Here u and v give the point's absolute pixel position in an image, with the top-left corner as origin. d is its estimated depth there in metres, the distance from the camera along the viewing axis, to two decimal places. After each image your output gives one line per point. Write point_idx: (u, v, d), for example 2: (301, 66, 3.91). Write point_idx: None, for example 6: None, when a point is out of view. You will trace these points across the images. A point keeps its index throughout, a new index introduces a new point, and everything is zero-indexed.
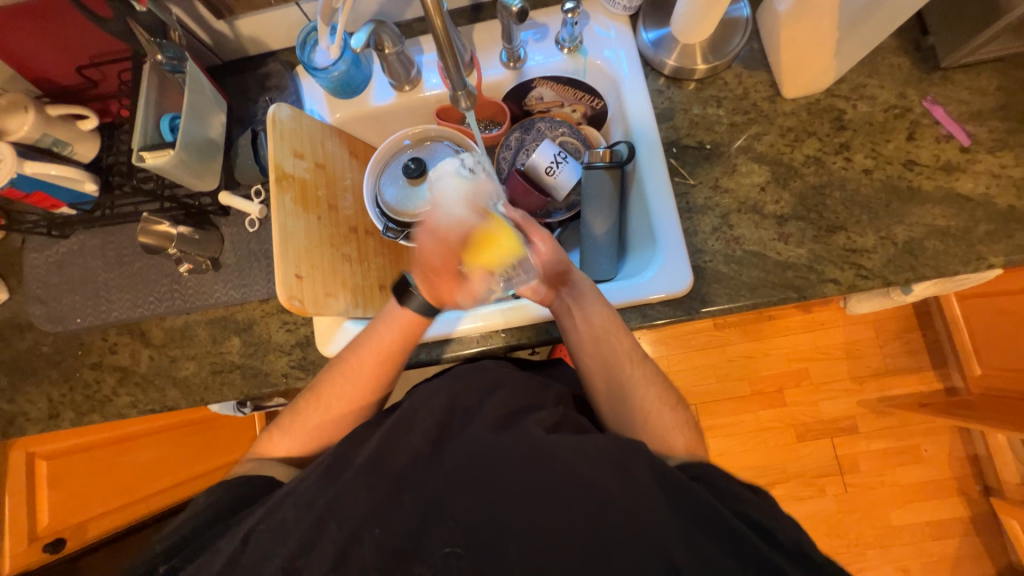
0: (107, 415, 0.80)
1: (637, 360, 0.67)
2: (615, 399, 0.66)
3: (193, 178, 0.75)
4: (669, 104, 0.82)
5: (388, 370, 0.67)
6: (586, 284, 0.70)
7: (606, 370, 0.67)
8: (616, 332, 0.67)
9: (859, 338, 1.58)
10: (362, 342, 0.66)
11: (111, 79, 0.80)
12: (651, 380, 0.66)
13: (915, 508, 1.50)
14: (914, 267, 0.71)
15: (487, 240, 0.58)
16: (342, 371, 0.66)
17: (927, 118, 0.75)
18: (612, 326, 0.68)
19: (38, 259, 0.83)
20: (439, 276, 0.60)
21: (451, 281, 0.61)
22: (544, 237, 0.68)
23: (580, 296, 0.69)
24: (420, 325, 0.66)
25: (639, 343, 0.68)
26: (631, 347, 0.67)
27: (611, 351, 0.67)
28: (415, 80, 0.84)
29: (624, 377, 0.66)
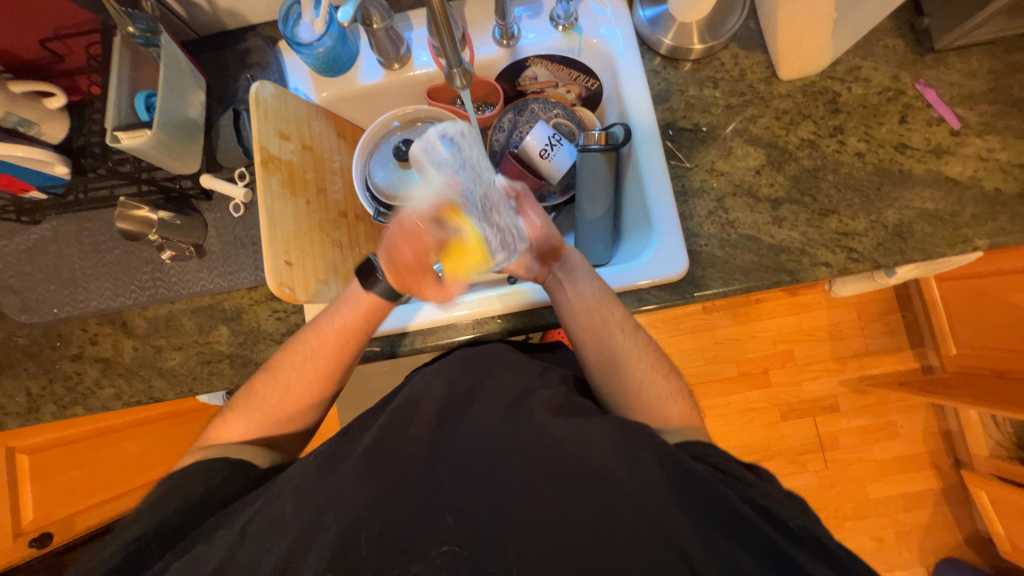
0: (90, 408, 0.78)
1: (628, 331, 0.67)
2: (609, 370, 0.66)
3: (172, 161, 0.71)
4: (666, 85, 0.81)
5: (350, 353, 0.65)
6: (577, 260, 0.71)
7: (599, 341, 0.66)
8: (608, 303, 0.68)
9: (842, 320, 1.62)
10: (322, 322, 0.65)
11: (79, 54, 0.76)
12: (643, 350, 0.66)
13: (890, 482, 1.57)
14: (902, 250, 0.72)
15: (460, 248, 0.55)
16: (300, 351, 0.64)
17: (919, 101, 0.76)
18: (603, 299, 0.68)
19: (8, 246, 0.79)
20: (410, 271, 0.59)
21: (422, 276, 0.60)
22: (539, 211, 0.67)
23: (572, 270, 0.70)
24: (385, 307, 0.66)
25: (629, 313, 0.68)
26: (622, 318, 0.67)
27: (602, 322, 0.67)
28: (404, 58, 0.81)
29: (617, 349, 0.66)
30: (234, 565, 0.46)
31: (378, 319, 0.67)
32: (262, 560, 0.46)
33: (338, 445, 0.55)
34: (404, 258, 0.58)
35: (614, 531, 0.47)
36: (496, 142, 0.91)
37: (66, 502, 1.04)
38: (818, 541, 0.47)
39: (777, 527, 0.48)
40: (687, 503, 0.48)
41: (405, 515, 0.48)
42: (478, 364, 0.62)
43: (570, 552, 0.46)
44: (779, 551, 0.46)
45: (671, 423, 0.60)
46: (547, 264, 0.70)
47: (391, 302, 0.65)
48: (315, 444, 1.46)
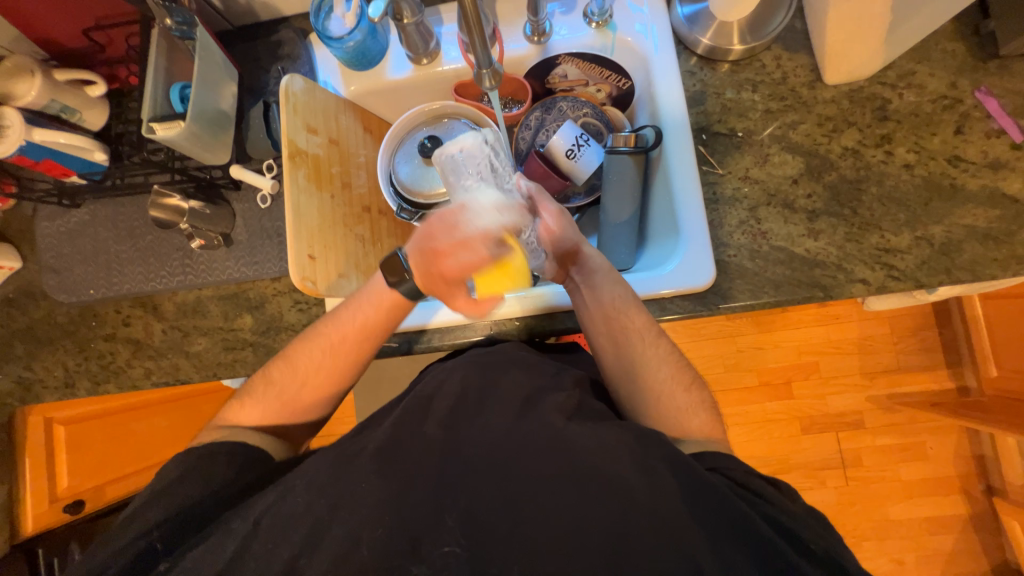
0: (121, 386, 0.81)
1: (651, 340, 0.65)
2: (629, 378, 0.65)
3: (203, 151, 0.73)
4: (701, 87, 0.78)
5: (370, 348, 0.66)
6: (597, 261, 0.68)
7: (619, 348, 0.65)
8: (628, 308, 0.66)
9: (874, 334, 1.55)
10: (345, 319, 0.65)
11: (119, 43, 0.77)
12: (666, 360, 0.65)
13: (915, 504, 1.51)
14: (948, 270, 0.68)
15: (506, 270, 0.53)
16: (320, 344, 0.65)
17: (978, 111, 0.71)
18: (624, 304, 0.66)
19: (50, 228, 0.82)
20: (443, 281, 0.55)
21: (453, 287, 0.56)
22: (553, 208, 0.66)
23: (591, 270, 0.68)
24: (403, 308, 0.64)
25: (650, 320, 0.66)
26: (644, 324, 0.66)
27: (622, 328, 0.65)
28: (433, 53, 0.80)
29: (637, 357, 0.65)
30: (246, 555, 0.47)
31: (391, 316, 0.65)
32: (272, 552, 0.47)
33: (351, 439, 0.55)
34: (444, 268, 0.54)
35: (626, 541, 0.45)
36: (522, 141, 0.90)
37: (97, 473, 1.10)
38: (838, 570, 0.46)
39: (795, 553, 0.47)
40: (704, 519, 0.46)
41: (414, 514, 0.47)
42: (494, 365, 0.62)
43: (580, 564, 0.44)
44: None
45: (690, 439, 0.59)
46: (565, 264, 0.68)
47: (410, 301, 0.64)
48: (331, 428, 1.49)
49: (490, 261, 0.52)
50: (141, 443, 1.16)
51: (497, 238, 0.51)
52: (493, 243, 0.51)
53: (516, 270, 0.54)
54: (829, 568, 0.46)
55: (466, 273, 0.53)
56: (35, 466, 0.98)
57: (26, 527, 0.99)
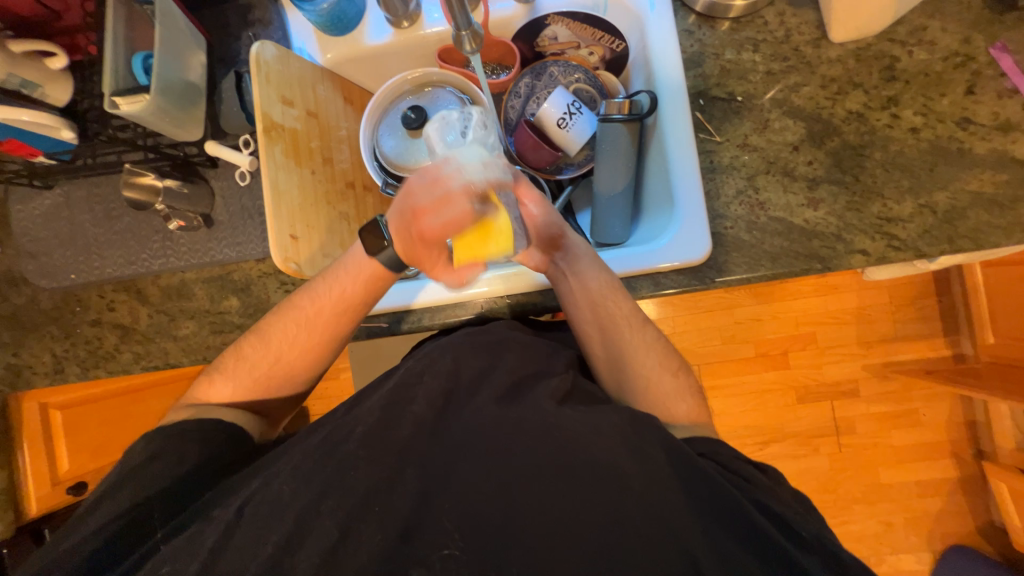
0: (112, 371, 0.81)
1: (636, 327, 0.65)
2: (614, 365, 0.65)
3: (173, 128, 0.69)
4: (699, 47, 0.73)
5: (352, 320, 0.65)
6: (579, 247, 0.67)
7: (605, 338, 0.66)
8: (615, 297, 0.65)
9: (871, 303, 1.54)
10: (320, 291, 0.63)
11: (76, 9, 0.74)
12: (651, 347, 0.65)
13: (905, 469, 1.54)
14: (952, 238, 0.66)
15: (486, 231, 0.51)
16: (295, 318, 0.64)
17: (992, 68, 0.67)
18: (610, 291, 0.65)
19: (24, 211, 0.80)
20: (422, 243, 0.54)
21: (433, 250, 0.55)
22: (538, 200, 0.63)
23: (576, 257, 0.66)
24: (385, 280, 0.64)
25: (638, 308, 0.66)
26: (631, 310, 0.65)
27: (608, 316, 0.65)
28: (414, 14, 0.75)
29: (623, 345, 0.65)
30: (233, 543, 0.47)
31: (377, 296, 0.65)
32: (259, 542, 0.46)
33: (336, 425, 0.55)
34: (423, 230, 0.52)
35: (620, 529, 0.45)
36: (511, 110, 0.85)
37: (97, 455, 1.12)
38: (828, 553, 0.46)
39: (787, 534, 0.47)
40: (697, 507, 0.47)
41: (406, 505, 0.47)
42: (487, 347, 0.61)
43: (575, 553, 0.45)
44: (788, 563, 0.45)
45: (678, 421, 0.59)
46: (548, 251, 0.66)
47: (393, 272, 0.63)
48: (329, 405, 1.50)
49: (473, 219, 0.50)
50: (140, 423, 1.17)
51: (482, 195, 0.49)
52: (479, 200, 0.49)
53: (497, 228, 0.51)
54: (819, 552, 0.46)
55: (448, 234, 0.51)
56: (35, 452, 0.99)
57: (31, 510, 1.00)
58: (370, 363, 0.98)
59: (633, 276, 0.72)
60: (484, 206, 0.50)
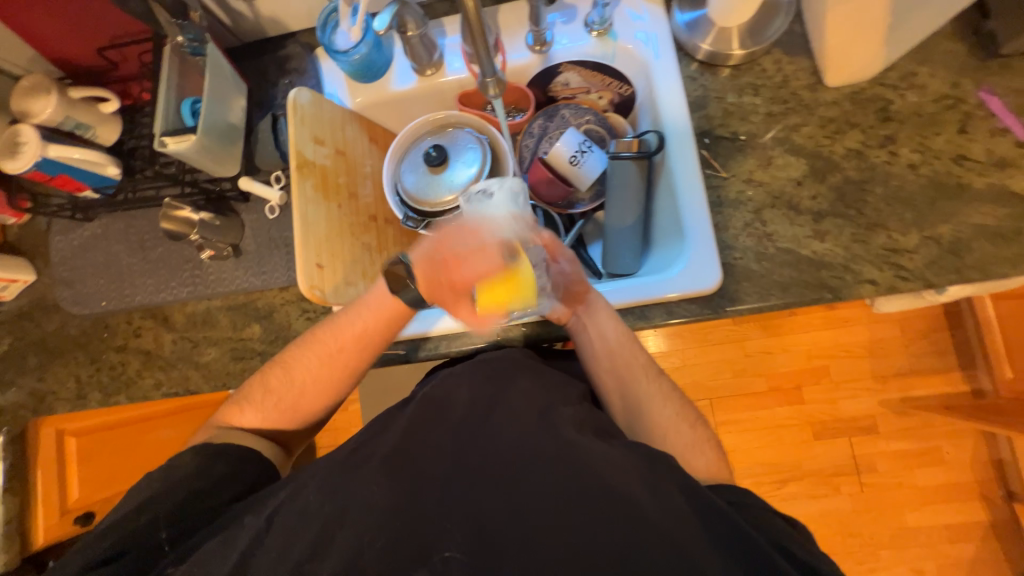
0: (132, 397, 0.82)
1: (652, 376, 0.67)
2: (632, 414, 0.66)
3: (213, 164, 0.74)
4: (703, 91, 0.78)
5: (370, 353, 0.66)
6: (599, 300, 0.69)
7: (623, 387, 0.67)
8: (631, 347, 0.67)
9: (884, 337, 1.53)
10: (344, 324, 0.65)
11: (132, 60, 0.80)
12: (668, 397, 0.66)
13: (933, 511, 1.48)
14: (959, 269, 0.67)
15: (512, 281, 0.58)
16: (317, 351, 0.65)
17: (982, 110, 0.71)
18: (627, 342, 0.67)
19: (63, 241, 0.84)
20: (452, 288, 0.60)
21: (459, 295, 0.61)
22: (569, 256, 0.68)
23: (594, 309, 0.68)
24: (403, 316, 0.65)
25: (654, 358, 0.68)
26: (646, 359, 0.68)
27: (625, 364, 0.67)
28: (437, 63, 0.82)
29: (641, 393, 0.65)
30: (256, 562, 0.47)
31: (397, 330, 0.66)
32: (276, 567, 0.46)
33: (354, 450, 0.55)
34: (456, 275, 0.59)
35: (641, 557, 0.44)
36: (526, 148, 0.90)
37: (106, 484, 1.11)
38: None
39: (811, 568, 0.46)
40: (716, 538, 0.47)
41: (422, 525, 0.47)
42: (502, 373, 0.63)
43: None
44: None
45: None
46: (569, 304, 0.69)
47: (412, 310, 0.64)
48: (338, 438, 1.49)
49: (502, 268, 0.58)
50: (152, 452, 1.17)
51: (508, 245, 0.58)
52: (507, 251, 0.58)
53: (522, 280, 0.58)
54: None
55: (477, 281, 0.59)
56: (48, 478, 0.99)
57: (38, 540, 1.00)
58: (384, 392, 0.98)
59: (646, 305, 0.74)
60: (510, 257, 0.58)
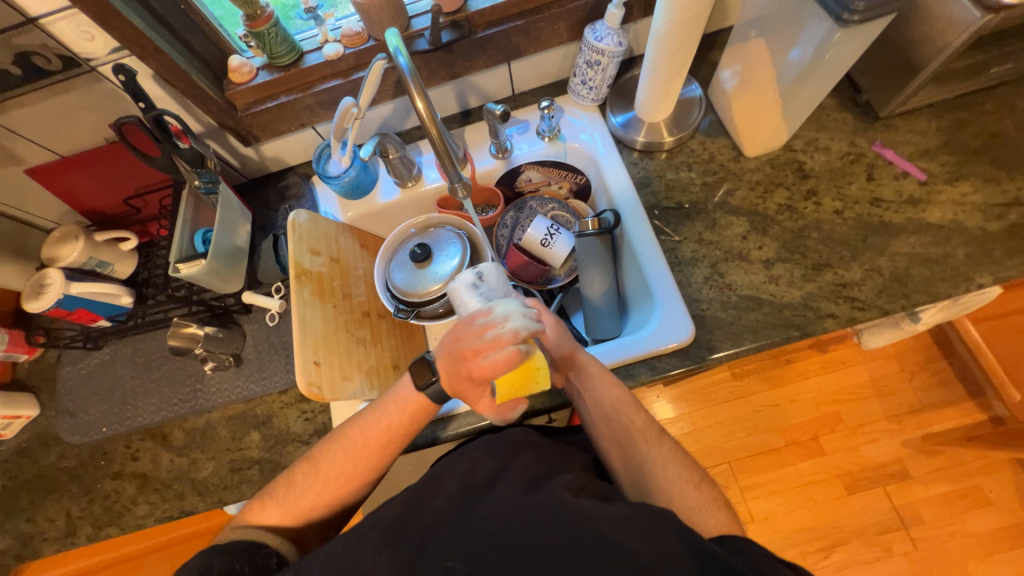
0: (124, 527, 0.79)
1: (652, 439, 0.67)
2: (637, 480, 0.64)
3: (219, 282, 0.82)
4: (645, 173, 0.91)
5: (410, 433, 0.66)
6: (592, 364, 0.71)
7: (625, 451, 0.66)
8: (627, 410, 0.68)
9: (883, 374, 1.54)
10: (371, 422, 0.66)
11: (153, 205, 0.93)
12: (671, 459, 0.65)
13: (996, 561, 1.35)
14: (906, 294, 0.73)
15: (528, 369, 0.60)
16: (346, 448, 0.65)
17: (881, 160, 0.83)
18: (623, 405, 0.68)
19: (71, 371, 0.88)
20: (469, 384, 0.59)
21: (479, 389, 0.61)
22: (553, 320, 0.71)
23: (588, 373, 0.70)
24: (426, 411, 0.66)
25: (652, 419, 0.69)
26: (644, 422, 0.68)
27: (624, 428, 0.67)
28: (416, 177, 0.95)
29: (643, 456, 0.65)
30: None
31: (419, 425, 0.67)
32: None
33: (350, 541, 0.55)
34: (470, 371, 0.58)
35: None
36: (501, 237, 1.01)
37: None
38: None
39: None
40: None
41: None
42: (497, 446, 0.64)
43: None
44: None
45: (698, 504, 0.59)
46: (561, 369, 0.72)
47: (434, 404, 0.65)
48: None
49: (514, 358, 0.59)
50: None
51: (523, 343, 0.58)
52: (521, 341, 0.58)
53: (537, 365, 0.61)
54: None
55: (494, 372, 0.56)
56: None
57: None
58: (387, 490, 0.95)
59: (630, 363, 0.77)
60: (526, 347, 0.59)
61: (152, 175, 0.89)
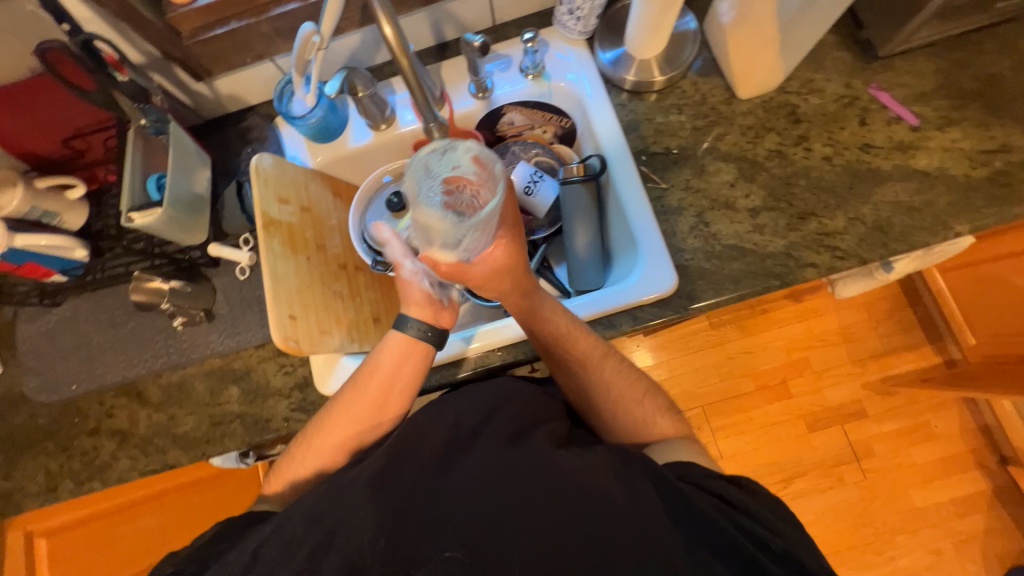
0: (107, 481, 0.79)
1: (606, 360, 0.69)
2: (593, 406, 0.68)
3: (182, 233, 0.77)
4: (633, 116, 0.87)
5: (409, 396, 0.67)
6: (539, 293, 0.68)
7: (583, 380, 0.68)
8: (575, 335, 0.68)
9: (853, 321, 1.60)
10: (361, 377, 0.66)
11: (98, 148, 0.83)
12: (622, 376, 0.69)
13: (936, 487, 1.49)
14: (886, 244, 0.74)
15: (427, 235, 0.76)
16: (341, 408, 0.65)
17: (875, 103, 0.80)
18: (577, 330, 0.69)
19: (31, 329, 0.83)
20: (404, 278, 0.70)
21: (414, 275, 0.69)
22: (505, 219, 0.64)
23: (535, 303, 0.68)
24: (416, 354, 0.67)
25: (605, 340, 0.70)
26: (594, 344, 0.69)
27: (580, 355, 0.68)
28: (390, 118, 0.89)
29: (597, 381, 0.68)
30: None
31: (412, 367, 0.67)
32: None
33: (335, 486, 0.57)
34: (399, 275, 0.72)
35: (613, 548, 0.49)
36: None
37: None
38: None
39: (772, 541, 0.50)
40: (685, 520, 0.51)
41: (407, 546, 0.50)
42: (479, 392, 0.64)
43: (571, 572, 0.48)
44: None
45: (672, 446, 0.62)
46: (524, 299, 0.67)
47: (425, 344, 0.67)
48: None
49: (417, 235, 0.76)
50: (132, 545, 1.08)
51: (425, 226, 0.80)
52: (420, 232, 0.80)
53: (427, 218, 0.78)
54: None
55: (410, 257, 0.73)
56: None
57: None
58: None
59: (612, 314, 0.77)
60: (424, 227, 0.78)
61: (93, 114, 0.80)
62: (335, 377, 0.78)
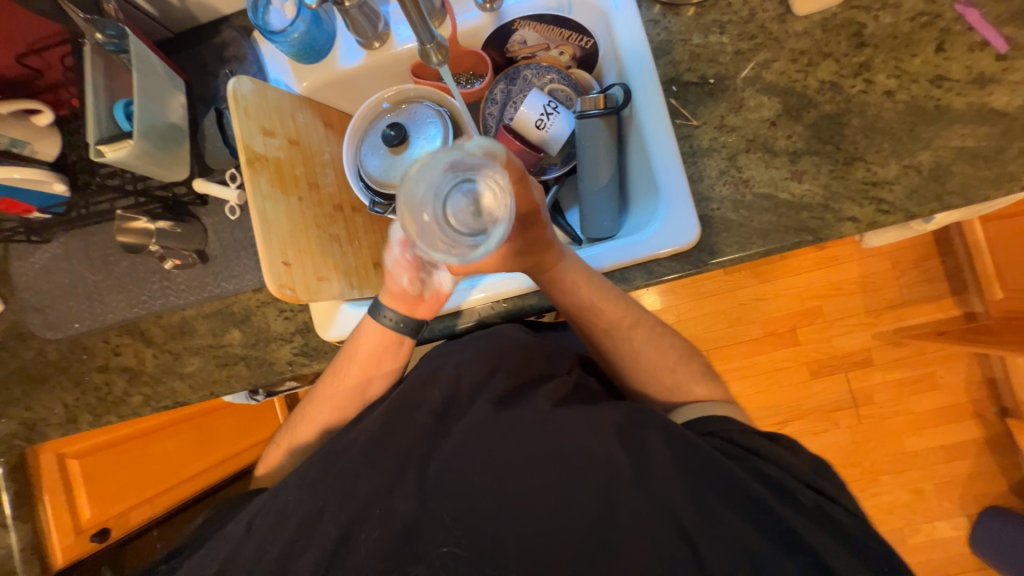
0: (123, 415, 0.82)
1: (636, 326, 0.67)
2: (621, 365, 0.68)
3: (160, 169, 0.71)
4: (666, 35, 0.74)
5: (394, 358, 0.68)
6: (565, 261, 0.63)
7: (613, 349, 0.68)
8: (604, 306, 0.65)
9: (875, 271, 1.53)
10: (343, 355, 0.68)
11: (57, 67, 0.75)
12: (653, 340, 0.67)
13: (929, 434, 1.52)
14: (939, 196, 0.66)
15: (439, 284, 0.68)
16: (328, 385, 0.68)
17: (959, 24, 0.67)
18: (607, 297, 0.65)
19: (24, 266, 0.81)
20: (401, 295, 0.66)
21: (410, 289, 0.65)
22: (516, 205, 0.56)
23: (561, 272, 0.63)
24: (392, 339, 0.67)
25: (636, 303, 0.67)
26: (624, 312, 0.66)
27: (609, 323, 0.66)
28: (383, 34, 0.77)
29: (627, 350, 0.67)
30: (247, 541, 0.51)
31: (387, 350, 0.67)
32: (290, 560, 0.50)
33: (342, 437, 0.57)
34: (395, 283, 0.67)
35: (618, 509, 0.49)
36: (490, 116, 0.87)
37: (119, 500, 1.12)
38: (823, 524, 0.48)
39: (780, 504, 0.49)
40: (693, 482, 0.50)
41: (404, 498, 0.51)
42: (486, 345, 0.61)
43: (571, 530, 0.49)
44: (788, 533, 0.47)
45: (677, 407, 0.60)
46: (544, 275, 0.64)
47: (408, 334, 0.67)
48: None
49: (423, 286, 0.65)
50: (159, 466, 1.18)
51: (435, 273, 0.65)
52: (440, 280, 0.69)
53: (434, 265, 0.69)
54: (811, 522, 0.48)
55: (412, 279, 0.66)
56: (54, 500, 1.00)
57: (58, 561, 1.01)
58: None
59: (626, 267, 0.72)
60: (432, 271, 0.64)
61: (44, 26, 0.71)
62: (336, 323, 0.76)
